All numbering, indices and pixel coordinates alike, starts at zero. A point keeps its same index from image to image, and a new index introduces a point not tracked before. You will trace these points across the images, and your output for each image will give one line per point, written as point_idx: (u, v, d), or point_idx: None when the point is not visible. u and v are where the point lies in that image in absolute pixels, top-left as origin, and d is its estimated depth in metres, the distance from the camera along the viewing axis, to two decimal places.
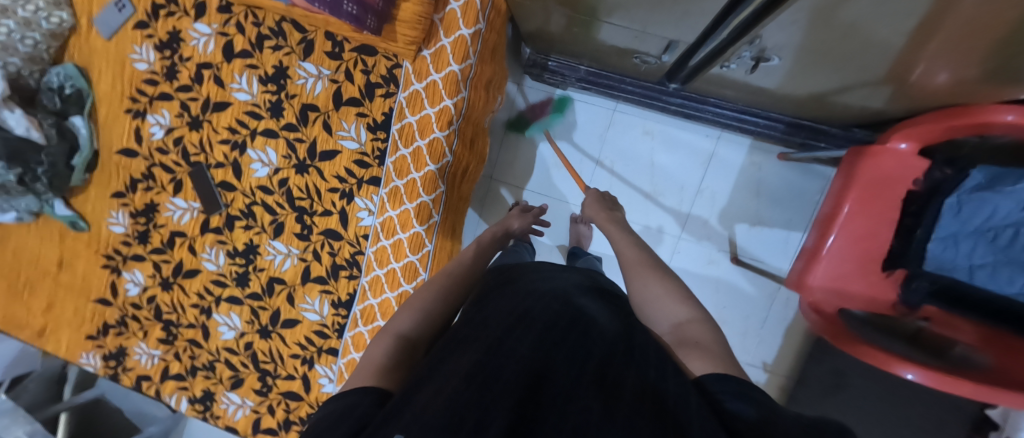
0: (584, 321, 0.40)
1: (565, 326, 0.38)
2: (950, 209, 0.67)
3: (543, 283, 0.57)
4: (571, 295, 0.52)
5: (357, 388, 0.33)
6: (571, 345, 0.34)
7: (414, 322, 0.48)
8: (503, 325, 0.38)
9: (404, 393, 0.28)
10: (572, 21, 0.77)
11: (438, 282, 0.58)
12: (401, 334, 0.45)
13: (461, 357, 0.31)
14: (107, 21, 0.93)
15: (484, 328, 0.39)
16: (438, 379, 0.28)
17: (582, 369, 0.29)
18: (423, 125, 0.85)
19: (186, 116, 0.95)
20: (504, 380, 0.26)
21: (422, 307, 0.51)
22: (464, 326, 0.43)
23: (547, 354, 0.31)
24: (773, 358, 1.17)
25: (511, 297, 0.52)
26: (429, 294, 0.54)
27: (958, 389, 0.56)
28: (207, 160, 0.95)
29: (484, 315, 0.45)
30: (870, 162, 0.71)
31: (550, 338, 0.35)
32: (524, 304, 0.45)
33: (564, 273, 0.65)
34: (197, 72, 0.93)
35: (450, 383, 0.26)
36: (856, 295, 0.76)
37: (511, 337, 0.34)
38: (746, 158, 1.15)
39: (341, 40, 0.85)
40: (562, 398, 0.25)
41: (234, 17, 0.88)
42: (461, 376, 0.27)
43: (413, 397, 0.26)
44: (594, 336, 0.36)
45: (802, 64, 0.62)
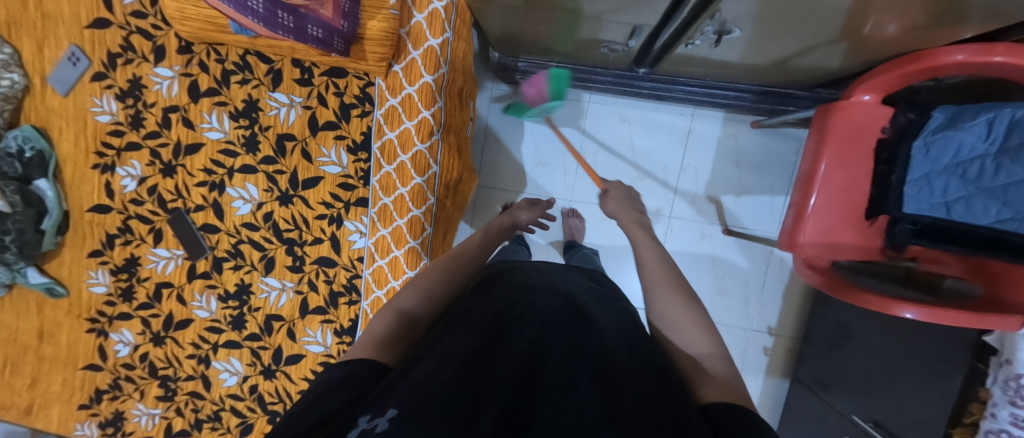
0: (583, 321, 0.45)
1: (562, 326, 0.43)
2: (919, 152, 0.70)
3: (546, 276, 0.60)
4: (575, 292, 0.55)
5: (355, 358, 0.37)
6: (569, 349, 0.38)
7: (417, 299, 0.50)
8: (497, 321, 0.43)
9: (402, 368, 0.34)
10: (536, 18, 0.77)
11: (445, 261, 0.59)
12: (403, 310, 0.48)
13: (464, 344, 0.37)
14: (63, 77, 0.90)
15: (483, 324, 0.42)
16: (435, 357, 0.35)
17: (580, 368, 0.34)
18: (404, 140, 0.84)
19: (158, 163, 0.92)
20: (497, 377, 0.33)
21: (426, 285, 0.53)
22: (473, 317, 0.45)
23: (543, 356, 0.37)
24: (775, 321, 1.21)
25: (507, 286, 0.54)
26: (433, 273, 0.56)
27: (955, 320, 0.59)
28: (186, 205, 0.93)
29: (481, 304, 0.49)
30: (839, 117, 0.74)
31: (551, 339, 0.40)
32: (527, 299, 0.49)
33: (560, 270, 0.68)
34: (164, 117, 0.90)
35: (450, 366, 0.32)
36: (847, 246, 0.80)
37: (508, 335, 0.40)
38: (722, 130, 1.18)
39: (309, 65, 0.84)
40: (558, 394, 0.31)
41: (196, 56, 0.87)
42: (463, 363, 0.33)
43: (412, 372, 0.32)
44: (591, 336, 0.41)
45: (761, 33, 0.65)
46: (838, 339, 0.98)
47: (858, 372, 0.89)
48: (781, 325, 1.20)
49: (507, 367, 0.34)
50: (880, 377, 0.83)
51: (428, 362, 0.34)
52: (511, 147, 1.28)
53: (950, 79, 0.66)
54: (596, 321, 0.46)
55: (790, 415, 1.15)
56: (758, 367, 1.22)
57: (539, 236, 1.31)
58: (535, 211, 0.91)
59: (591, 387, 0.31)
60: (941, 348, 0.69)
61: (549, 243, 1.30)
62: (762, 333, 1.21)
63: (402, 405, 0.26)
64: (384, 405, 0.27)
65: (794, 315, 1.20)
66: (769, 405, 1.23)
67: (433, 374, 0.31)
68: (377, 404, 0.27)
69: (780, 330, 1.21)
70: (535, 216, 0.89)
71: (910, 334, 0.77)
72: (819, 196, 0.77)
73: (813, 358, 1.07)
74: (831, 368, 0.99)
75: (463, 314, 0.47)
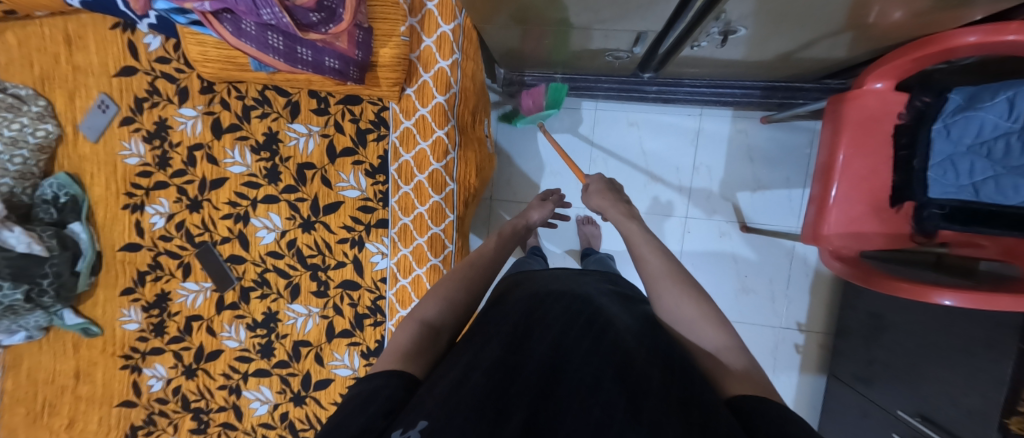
0: (602, 321, 0.45)
1: (582, 329, 0.43)
2: (940, 134, 0.69)
3: (565, 282, 0.61)
4: (592, 295, 0.56)
5: (384, 371, 0.38)
6: (588, 345, 0.40)
7: (439, 308, 0.51)
8: (519, 327, 0.45)
9: (430, 383, 0.35)
10: (543, 33, 0.80)
11: (463, 269, 0.59)
12: (426, 320, 0.49)
13: (489, 351, 0.39)
14: (94, 125, 0.94)
15: (504, 332, 0.44)
16: (461, 368, 0.36)
17: (601, 367, 0.36)
18: (420, 160, 0.86)
19: (185, 199, 0.95)
20: (520, 381, 0.34)
21: (447, 295, 0.54)
22: (492, 330, 0.46)
23: (565, 357, 0.38)
24: (805, 316, 1.18)
25: (527, 295, 0.55)
26: (454, 282, 0.57)
27: (997, 304, 0.57)
28: (213, 238, 0.95)
29: (497, 316, 0.50)
30: (853, 105, 0.74)
31: (571, 342, 0.41)
32: (546, 306, 0.50)
33: (577, 275, 0.68)
34: (189, 155, 0.94)
35: (475, 376, 0.34)
36: (873, 235, 0.79)
37: (532, 341, 0.42)
38: (732, 127, 1.17)
39: (325, 95, 0.88)
40: (582, 393, 0.32)
41: (218, 94, 0.91)
42: (486, 372, 0.35)
43: (439, 385, 0.34)
44: (612, 334, 0.42)
45: (764, 29, 0.66)
46: (874, 329, 0.96)
47: (898, 364, 0.86)
48: (811, 320, 1.17)
49: (530, 368, 0.36)
50: (921, 367, 0.81)
51: (455, 373, 0.35)
52: (522, 160, 1.30)
53: (963, 60, 0.66)
54: (614, 321, 0.46)
55: (829, 413, 1.11)
56: (790, 365, 1.19)
57: (554, 245, 1.31)
58: (547, 206, 0.90)
59: (616, 385, 0.32)
60: (987, 334, 0.67)
61: (566, 251, 1.30)
62: (791, 330, 1.18)
63: (432, 416, 0.28)
64: (414, 416, 0.28)
65: (824, 309, 1.17)
66: (808, 403, 1.19)
67: (458, 386, 0.32)
68: (409, 416, 0.29)
69: (809, 326, 1.18)
70: (549, 211, 0.89)
71: (952, 320, 0.75)
72: (839, 187, 0.77)
73: (848, 352, 1.05)
74: (869, 362, 0.96)
75: (483, 329, 0.48)
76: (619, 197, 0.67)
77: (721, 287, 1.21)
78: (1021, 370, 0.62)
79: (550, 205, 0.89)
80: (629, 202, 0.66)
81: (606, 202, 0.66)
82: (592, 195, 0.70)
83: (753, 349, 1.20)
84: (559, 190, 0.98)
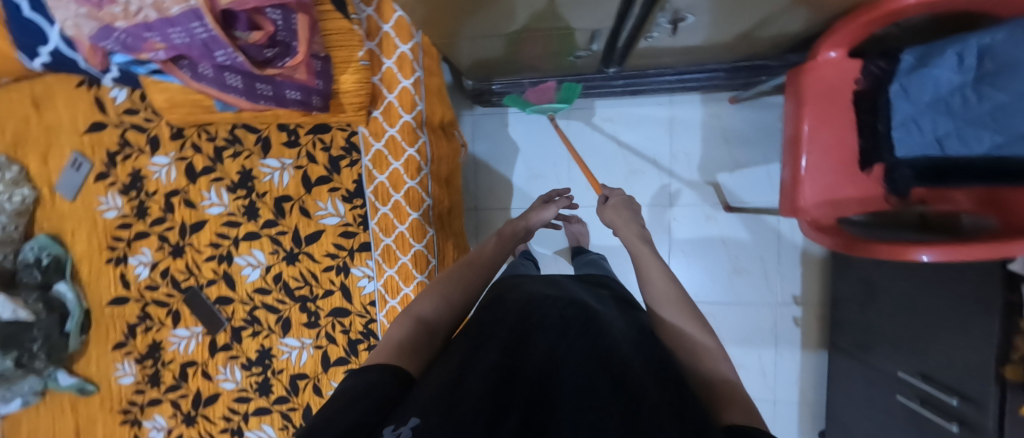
0: (597, 327, 0.46)
1: (578, 336, 0.44)
2: (898, 95, 0.71)
3: (560, 287, 0.61)
4: (587, 300, 0.56)
5: (377, 365, 0.38)
6: (584, 353, 0.40)
7: (434, 306, 0.51)
8: (515, 330, 0.45)
9: (422, 381, 0.35)
10: (500, 41, 0.81)
11: (459, 268, 0.60)
12: (421, 316, 0.49)
13: (485, 352, 0.40)
14: (69, 183, 0.95)
15: (501, 335, 0.44)
16: (455, 369, 0.36)
17: (595, 375, 0.36)
18: (394, 180, 0.86)
19: (167, 246, 0.95)
20: (517, 389, 0.34)
21: (443, 292, 0.54)
22: (483, 332, 0.46)
23: (559, 366, 0.38)
24: (799, 289, 1.17)
25: (522, 297, 0.55)
26: (447, 281, 0.57)
27: (972, 254, 0.58)
28: (199, 281, 0.95)
29: (493, 315, 0.51)
30: (811, 77, 0.76)
31: (567, 348, 0.41)
32: (542, 310, 0.50)
33: (572, 282, 0.68)
34: (166, 202, 0.94)
35: (470, 377, 0.34)
36: (849, 201, 0.80)
37: (527, 346, 0.42)
38: (704, 111, 1.18)
39: (294, 128, 0.88)
40: (576, 403, 0.32)
41: (189, 139, 0.92)
42: (481, 373, 0.34)
43: (432, 381, 0.34)
44: (606, 340, 0.43)
45: (712, 14, 0.67)
46: (866, 294, 0.96)
47: (894, 326, 0.86)
48: (806, 293, 1.17)
49: (527, 379, 0.36)
50: (916, 328, 0.81)
51: (449, 372, 0.35)
52: (502, 167, 1.31)
53: (911, 21, 0.67)
54: (609, 327, 0.47)
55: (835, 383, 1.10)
56: (791, 339, 1.19)
57: (544, 247, 1.32)
58: (551, 207, 0.91)
59: (611, 394, 0.32)
60: (972, 287, 0.67)
61: (556, 252, 1.31)
62: (789, 304, 1.18)
63: (424, 414, 0.27)
64: (407, 414, 0.28)
65: (817, 280, 1.17)
66: (813, 376, 1.19)
67: (455, 386, 0.32)
68: (401, 414, 0.28)
69: (806, 299, 1.17)
70: (553, 212, 0.89)
71: (938, 278, 0.75)
72: (808, 157, 0.78)
73: (846, 320, 1.04)
74: (866, 328, 0.96)
75: (478, 327, 0.48)
76: (631, 214, 0.75)
77: (714, 269, 1.21)
78: (1009, 319, 0.61)
79: (552, 208, 0.90)
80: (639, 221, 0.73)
81: (617, 218, 0.74)
82: (607, 210, 0.78)
83: (752, 327, 1.20)
84: (570, 191, 1.01)
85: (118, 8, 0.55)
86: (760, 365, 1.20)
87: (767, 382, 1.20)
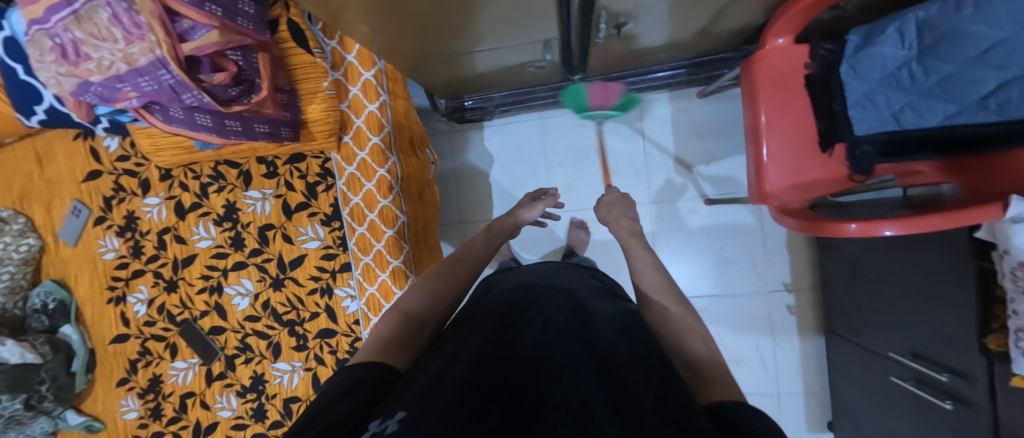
0: (583, 321, 0.47)
1: (568, 328, 0.45)
2: (849, 75, 0.71)
3: (551, 281, 0.62)
4: (575, 292, 0.57)
5: (363, 363, 0.40)
6: (572, 344, 0.41)
7: (421, 302, 0.55)
8: (500, 320, 0.47)
9: (409, 377, 0.36)
10: (457, 60, 0.84)
11: (449, 263, 0.65)
12: (408, 311, 0.52)
13: (472, 342, 0.41)
14: (71, 230, 1.01)
15: (488, 325, 0.46)
16: (441, 363, 0.37)
17: (581, 364, 0.36)
18: (368, 200, 0.90)
19: (162, 282, 1.00)
20: (503, 375, 0.35)
21: (432, 288, 0.58)
22: (470, 327, 0.47)
23: (547, 355, 0.39)
24: (790, 275, 1.16)
25: (509, 292, 0.57)
26: (437, 275, 0.61)
27: (935, 225, 0.56)
28: (193, 314, 0.99)
29: (478, 309, 0.54)
30: (762, 65, 0.76)
31: (556, 340, 0.42)
32: (536, 307, 0.52)
33: (561, 269, 0.70)
34: (159, 239, 0.99)
35: (456, 366, 0.35)
36: (815, 183, 0.80)
37: (513, 336, 0.43)
38: (673, 107, 1.20)
39: (272, 159, 0.93)
40: (565, 387, 0.32)
41: (176, 179, 0.97)
42: (467, 362, 0.35)
43: (420, 377, 0.35)
44: (591, 332, 0.44)
45: (652, 15, 0.69)
46: (853, 276, 0.94)
47: (884, 306, 0.84)
48: (797, 278, 1.15)
49: (517, 364, 0.37)
50: (903, 305, 0.79)
51: (436, 366, 0.36)
52: (483, 180, 1.34)
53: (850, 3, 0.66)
54: (596, 316, 0.48)
55: (836, 370, 1.07)
56: (788, 328, 1.16)
57: (531, 254, 1.33)
58: (538, 205, 0.92)
59: (596, 382, 0.33)
60: (947, 258, 0.66)
61: (542, 257, 1.32)
62: (780, 292, 1.16)
63: (410, 408, 0.27)
64: (393, 408, 0.28)
65: (806, 265, 1.15)
66: (815, 364, 1.15)
67: (441, 375, 0.33)
68: (387, 409, 0.29)
69: (797, 285, 1.15)
70: (539, 210, 0.91)
71: (916, 252, 0.73)
72: (769, 143, 0.79)
73: (838, 303, 1.02)
74: (858, 310, 0.94)
75: (466, 321, 0.50)
76: (624, 210, 0.78)
77: (700, 262, 1.20)
78: (984, 288, 0.60)
79: (540, 205, 0.92)
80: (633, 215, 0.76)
81: (611, 215, 0.77)
82: (603, 207, 0.81)
83: (746, 318, 1.18)
84: (557, 191, 1.02)
85: (93, 64, 0.61)
86: (759, 356, 1.18)
87: (768, 373, 1.18)
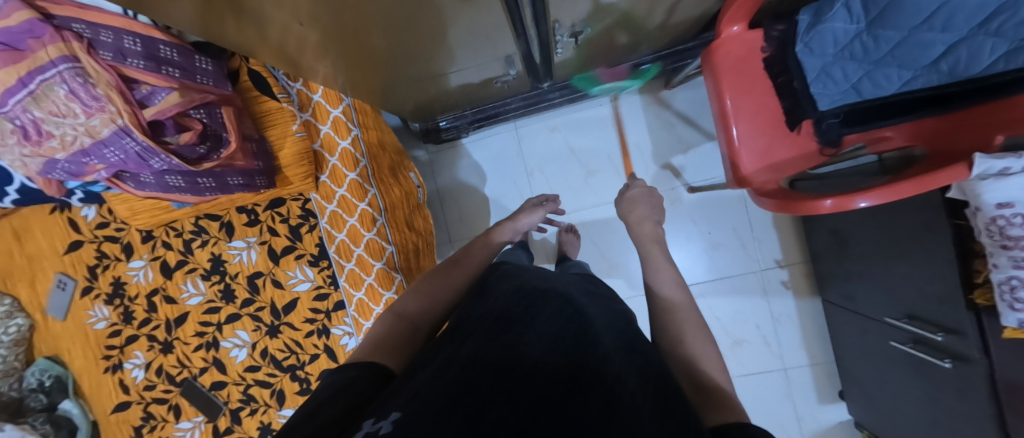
0: (579, 322, 0.47)
1: (565, 327, 0.45)
2: (805, 53, 0.71)
3: (545, 278, 0.61)
4: (575, 296, 0.55)
5: (357, 364, 0.40)
6: (570, 345, 0.41)
7: (417, 303, 0.55)
8: (500, 320, 0.45)
9: (403, 378, 0.36)
10: (423, 86, 0.85)
11: (445, 266, 0.65)
12: (403, 312, 0.53)
13: (468, 345, 0.40)
14: (57, 304, 0.99)
15: (484, 327, 0.44)
16: (435, 366, 0.36)
17: (577, 369, 0.36)
18: (353, 235, 0.89)
19: (156, 344, 0.99)
20: (510, 380, 0.33)
21: (426, 290, 0.58)
22: (471, 327, 0.45)
23: (544, 357, 0.38)
24: (780, 252, 1.17)
25: (508, 286, 0.56)
26: (431, 277, 0.61)
27: (907, 194, 0.56)
28: (192, 372, 0.98)
29: (479, 305, 0.52)
30: (721, 54, 0.74)
31: (554, 341, 0.42)
32: (535, 303, 0.50)
33: (557, 272, 0.68)
34: (149, 302, 0.98)
35: (451, 369, 0.34)
36: (787, 161, 0.82)
37: (511, 335, 0.42)
38: (644, 101, 1.21)
39: (251, 207, 0.93)
40: (562, 392, 0.32)
41: (158, 238, 0.97)
42: (461, 365, 0.35)
43: (413, 379, 0.34)
44: (591, 336, 0.43)
45: (606, 21, 0.70)
46: (840, 246, 0.95)
47: (874, 273, 0.85)
48: (788, 253, 1.16)
49: (517, 366, 0.36)
50: (891, 271, 0.79)
51: (431, 368, 0.36)
52: (467, 196, 1.34)
53: None
54: (594, 322, 0.47)
55: (839, 339, 1.08)
56: (786, 303, 1.17)
57: None
58: (539, 211, 0.92)
59: (595, 389, 0.33)
60: (924, 220, 0.67)
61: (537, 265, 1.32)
62: (774, 269, 1.17)
63: (404, 408, 0.28)
64: (388, 409, 0.28)
65: (794, 240, 1.16)
66: (817, 335, 1.16)
67: (434, 379, 0.33)
68: (380, 410, 0.29)
69: (789, 260, 1.16)
70: (540, 216, 0.91)
71: (897, 218, 0.74)
72: (738, 127, 0.79)
73: (830, 274, 1.03)
74: (848, 278, 0.95)
75: (462, 321, 0.49)
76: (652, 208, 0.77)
77: (691, 250, 1.21)
78: (964, 247, 0.61)
79: (541, 209, 0.92)
80: (655, 213, 0.75)
81: (632, 216, 0.76)
82: (627, 200, 0.80)
83: (744, 299, 1.19)
84: (558, 196, 1.02)
85: (55, 141, 0.60)
86: (762, 335, 1.19)
87: (772, 350, 1.18)
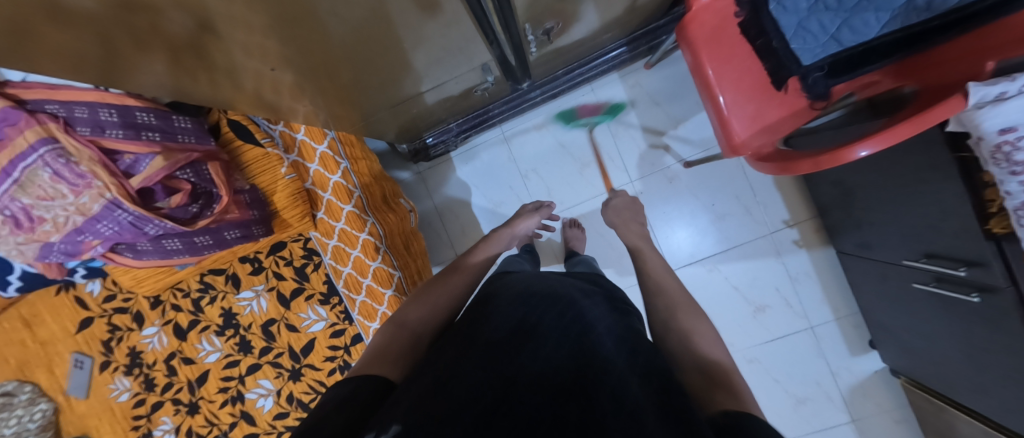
0: (581, 328, 0.44)
1: (567, 329, 0.44)
2: (780, 10, 0.68)
3: (546, 281, 0.58)
4: (575, 296, 0.53)
5: (357, 376, 0.39)
6: (572, 347, 0.41)
7: (421, 312, 0.54)
8: (515, 333, 0.43)
9: (404, 385, 0.37)
10: (401, 110, 0.84)
11: (450, 273, 0.64)
12: (406, 321, 0.52)
13: (469, 356, 0.39)
14: (78, 384, 0.98)
15: (489, 338, 0.42)
16: (439, 370, 0.37)
17: (578, 375, 0.36)
18: (360, 267, 0.89)
19: (182, 407, 0.98)
20: (522, 393, 0.34)
21: (432, 300, 0.57)
22: (479, 329, 0.45)
23: (547, 369, 0.37)
24: (786, 212, 1.16)
25: (510, 291, 0.54)
26: (437, 288, 0.59)
27: (904, 136, 0.54)
28: (221, 429, 0.97)
29: (484, 314, 0.49)
30: (695, 26, 0.76)
31: (558, 345, 0.41)
32: (536, 309, 0.48)
33: (561, 277, 0.65)
34: (168, 366, 0.98)
35: (453, 378, 0.35)
36: (779, 122, 0.81)
37: (522, 349, 0.40)
38: (625, 86, 1.21)
39: (254, 255, 0.93)
40: (570, 399, 0.33)
41: (167, 302, 0.96)
42: (464, 377, 0.35)
43: (415, 384, 0.35)
44: (591, 339, 0.42)
45: (574, 12, 0.69)
46: (846, 196, 0.94)
47: (883, 217, 0.84)
48: (794, 212, 1.15)
49: (522, 380, 0.35)
50: (901, 214, 0.79)
51: (433, 376, 0.36)
52: (465, 208, 1.34)
53: None
54: (597, 322, 0.46)
55: (859, 289, 1.07)
56: (800, 261, 1.16)
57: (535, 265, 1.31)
58: (535, 216, 0.93)
59: (602, 393, 0.33)
60: (928, 158, 0.66)
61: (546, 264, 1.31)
62: (783, 230, 1.16)
63: (404, 419, 0.30)
64: (388, 419, 0.31)
65: (798, 197, 1.15)
66: (836, 288, 1.15)
67: (437, 387, 0.34)
68: (383, 419, 0.31)
69: (796, 218, 1.15)
70: (536, 220, 0.92)
71: (900, 160, 0.73)
72: (724, 95, 0.80)
73: (840, 226, 1.02)
74: (859, 227, 0.94)
75: (469, 325, 0.48)
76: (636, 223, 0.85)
77: (697, 224, 1.20)
78: (973, 179, 0.60)
79: (536, 215, 0.92)
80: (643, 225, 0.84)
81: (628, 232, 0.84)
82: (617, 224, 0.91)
83: (757, 264, 1.18)
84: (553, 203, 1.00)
85: (48, 224, 0.60)
86: (782, 297, 1.18)
87: (795, 311, 1.17)
